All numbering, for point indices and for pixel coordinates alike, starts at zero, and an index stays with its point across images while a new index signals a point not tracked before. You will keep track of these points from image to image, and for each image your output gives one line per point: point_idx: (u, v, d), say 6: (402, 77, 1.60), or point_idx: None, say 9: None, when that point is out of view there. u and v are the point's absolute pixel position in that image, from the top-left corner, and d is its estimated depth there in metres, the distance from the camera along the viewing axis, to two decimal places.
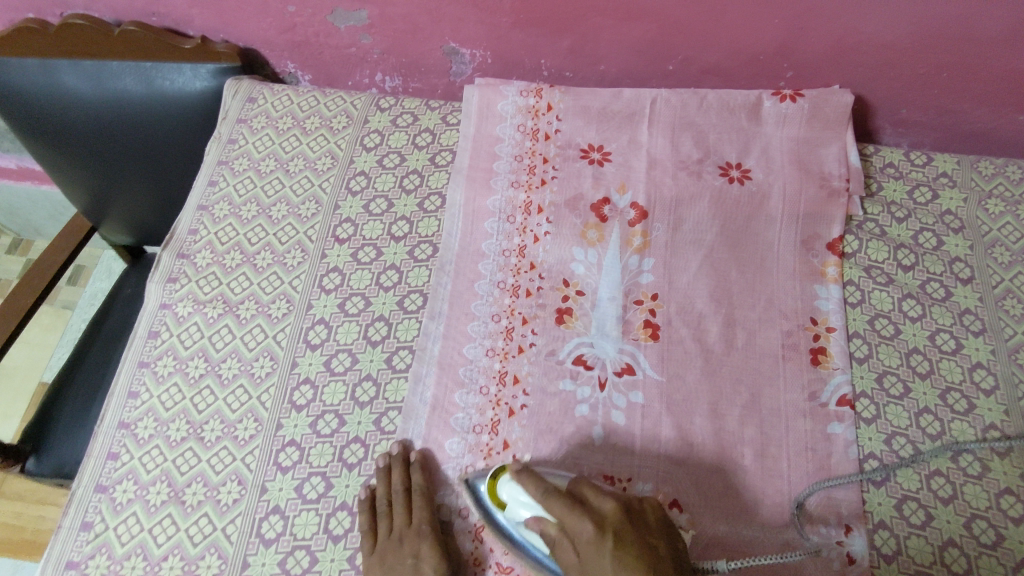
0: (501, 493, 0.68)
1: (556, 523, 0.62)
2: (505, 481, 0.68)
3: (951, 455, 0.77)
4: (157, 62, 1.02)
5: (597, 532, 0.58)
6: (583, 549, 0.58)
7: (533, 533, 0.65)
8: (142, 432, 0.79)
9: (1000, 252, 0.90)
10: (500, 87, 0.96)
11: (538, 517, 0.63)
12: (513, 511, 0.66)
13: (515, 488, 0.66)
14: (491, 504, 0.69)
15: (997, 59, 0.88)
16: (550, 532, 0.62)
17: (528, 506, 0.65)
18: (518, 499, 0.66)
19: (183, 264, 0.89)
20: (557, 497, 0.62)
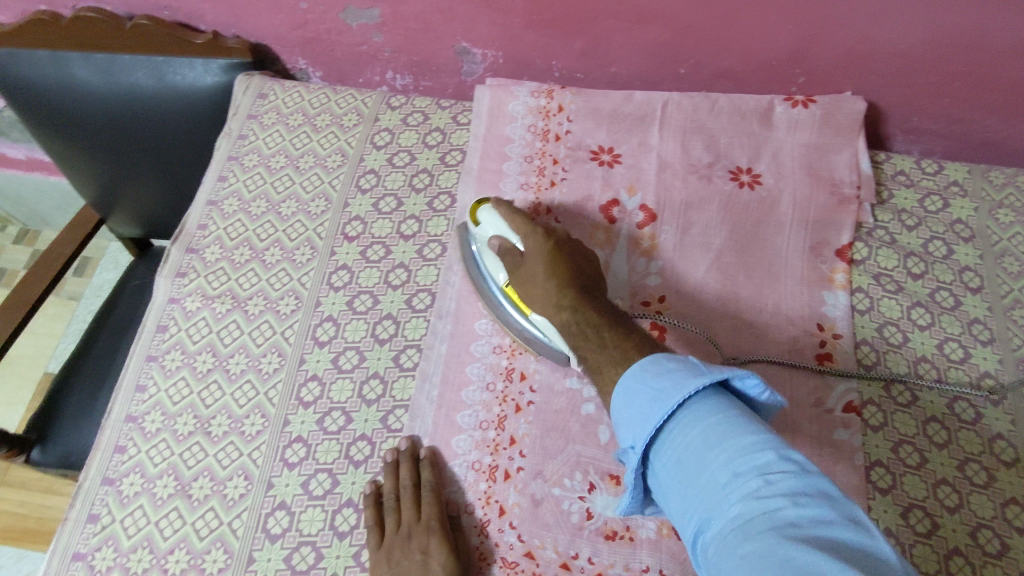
0: (479, 213, 0.82)
1: (517, 247, 0.78)
2: (485, 208, 0.81)
3: (958, 465, 0.77)
4: (169, 57, 1.02)
5: (542, 261, 0.74)
6: (533, 255, 0.75)
7: (494, 262, 0.80)
8: (149, 425, 0.79)
9: (1010, 261, 0.90)
10: (511, 88, 0.96)
11: (503, 244, 0.79)
12: (485, 230, 0.81)
13: (493, 215, 0.80)
14: (471, 224, 0.84)
15: (1010, 69, 0.88)
16: (508, 246, 0.78)
17: (500, 230, 0.79)
18: (491, 221, 0.80)
19: (192, 259, 0.89)
20: (523, 221, 0.78)
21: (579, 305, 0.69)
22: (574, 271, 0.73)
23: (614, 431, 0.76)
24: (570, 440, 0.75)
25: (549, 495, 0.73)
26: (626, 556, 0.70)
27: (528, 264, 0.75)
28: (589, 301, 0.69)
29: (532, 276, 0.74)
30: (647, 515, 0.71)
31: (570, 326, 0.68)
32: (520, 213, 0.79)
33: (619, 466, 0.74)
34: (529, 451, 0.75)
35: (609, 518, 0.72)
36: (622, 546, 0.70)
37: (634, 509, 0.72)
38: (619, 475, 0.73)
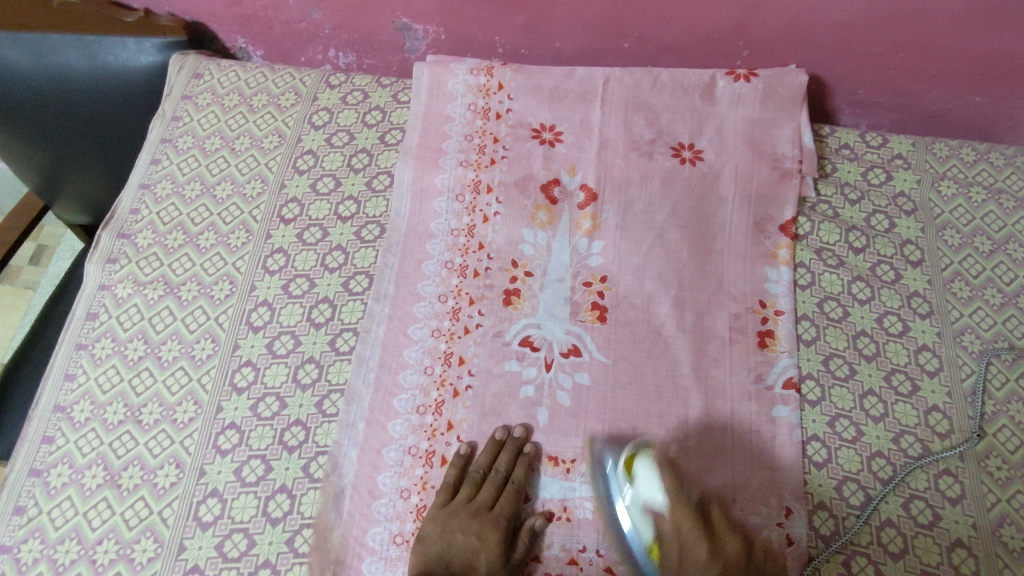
0: (635, 468, 0.70)
1: (666, 536, 0.65)
2: (643, 464, 0.69)
3: (893, 437, 0.78)
4: (100, 36, 0.98)
5: (702, 543, 0.62)
6: (691, 567, 0.61)
7: (641, 521, 0.68)
8: (78, 415, 0.77)
9: (950, 234, 0.90)
10: (450, 65, 0.94)
11: (657, 523, 0.66)
12: (640, 492, 0.68)
13: (654, 477, 0.68)
14: (619, 476, 0.72)
15: (951, 39, 0.88)
16: (666, 537, 0.65)
17: (656, 497, 0.67)
18: (649, 485, 0.68)
19: (123, 245, 0.87)
20: (694, 531, 0.63)
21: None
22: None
23: (552, 412, 0.77)
24: (507, 423, 0.77)
25: None
26: (563, 537, 0.72)
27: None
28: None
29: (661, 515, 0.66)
30: (585, 496, 0.73)
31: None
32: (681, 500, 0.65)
33: (558, 448, 0.76)
34: (466, 435, 0.76)
35: (547, 499, 0.74)
36: (559, 527, 0.72)
37: (572, 490, 0.74)
38: (557, 456, 0.75)
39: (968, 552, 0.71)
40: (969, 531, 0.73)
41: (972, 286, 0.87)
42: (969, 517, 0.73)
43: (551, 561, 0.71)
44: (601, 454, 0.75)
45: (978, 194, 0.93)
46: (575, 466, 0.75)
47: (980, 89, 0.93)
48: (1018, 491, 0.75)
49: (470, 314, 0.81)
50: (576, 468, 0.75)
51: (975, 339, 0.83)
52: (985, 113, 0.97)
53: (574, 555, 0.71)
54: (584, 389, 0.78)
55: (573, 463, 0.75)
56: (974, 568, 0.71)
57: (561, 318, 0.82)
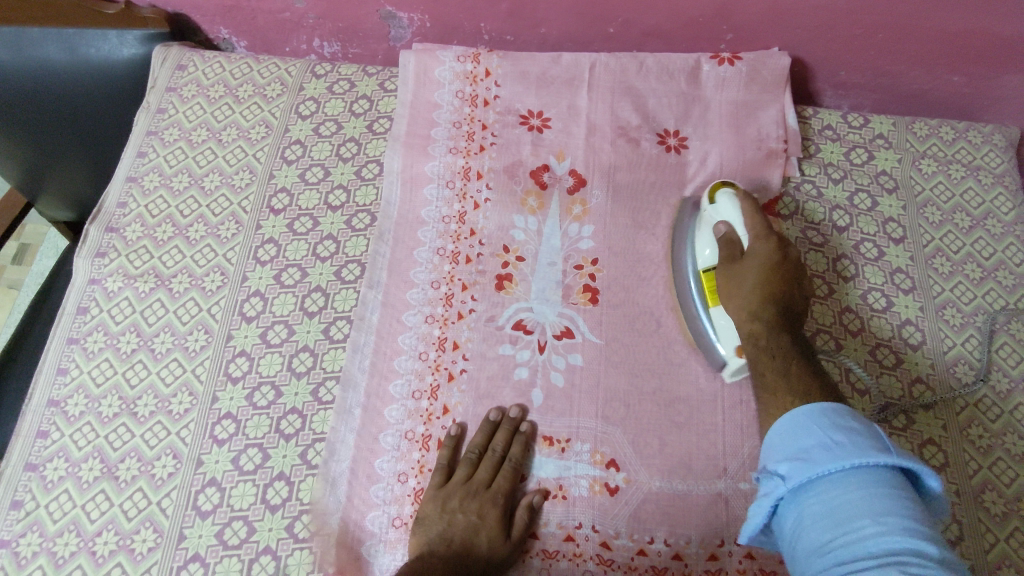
0: (717, 194, 0.81)
1: (740, 241, 0.77)
2: (726, 190, 0.81)
3: (879, 410, 0.80)
4: (81, 28, 0.97)
5: (754, 272, 0.74)
6: (753, 259, 0.75)
7: (709, 241, 0.80)
8: (72, 409, 0.77)
9: (931, 211, 0.92)
10: (436, 52, 0.94)
11: (725, 233, 0.78)
12: (717, 212, 0.81)
13: (731, 198, 0.79)
14: (704, 201, 0.84)
15: (930, 19, 0.89)
16: (731, 241, 0.77)
17: (732, 216, 0.78)
18: (727, 206, 0.79)
19: (111, 238, 0.87)
20: (761, 236, 0.75)
21: (765, 310, 0.72)
22: (789, 279, 0.74)
23: (547, 393, 0.78)
24: (502, 405, 0.78)
25: None
26: (559, 515, 0.73)
27: (744, 258, 0.76)
28: (786, 320, 0.72)
29: (738, 275, 0.75)
30: (580, 474, 0.75)
31: (748, 307, 0.73)
32: (757, 215, 0.77)
33: (553, 428, 0.77)
34: (462, 418, 0.77)
35: (543, 478, 0.75)
36: (555, 505, 0.74)
37: (567, 469, 0.75)
38: (553, 436, 0.76)
39: (951, 518, 0.74)
40: (952, 498, 0.75)
41: (952, 261, 0.89)
42: (952, 485, 0.76)
43: (548, 538, 0.73)
44: (596, 432, 0.77)
45: (957, 172, 0.95)
46: (570, 444, 0.76)
47: (958, 69, 0.95)
48: (999, 458, 0.77)
49: (463, 300, 0.82)
50: (571, 447, 0.76)
51: (956, 313, 0.86)
52: (964, 92, 0.99)
53: (570, 532, 0.72)
54: (578, 370, 0.79)
55: (567, 442, 0.76)
56: (957, 534, 0.73)
57: (553, 301, 0.83)
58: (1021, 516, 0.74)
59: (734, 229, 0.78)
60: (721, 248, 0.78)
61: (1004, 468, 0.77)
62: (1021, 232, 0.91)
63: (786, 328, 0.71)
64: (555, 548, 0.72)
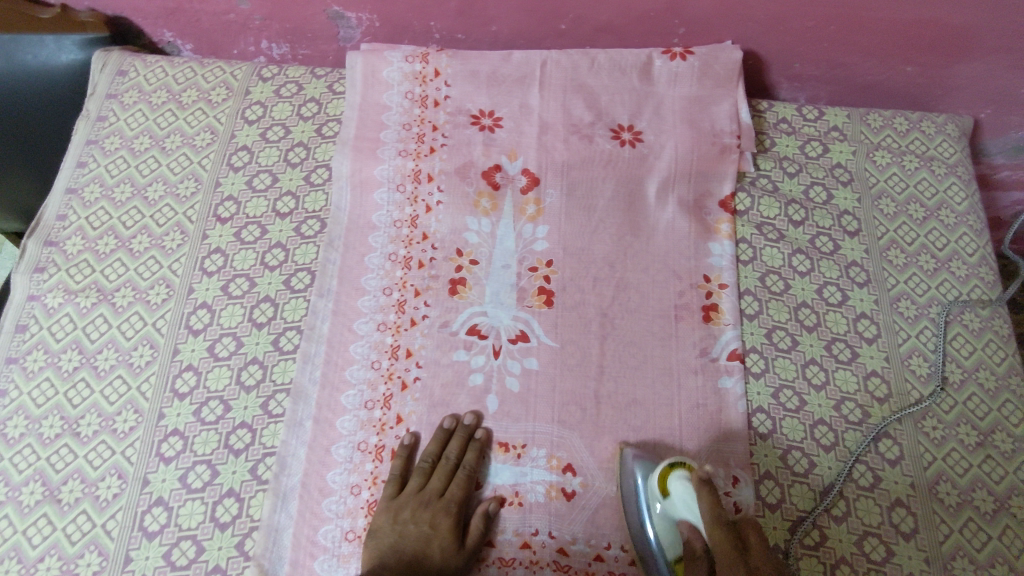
0: (669, 482, 0.70)
1: (705, 547, 0.68)
2: (678, 476, 0.69)
3: (834, 404, 0.80)
4: (16, 35, 0.92)
5: (728, 563, 0.62)
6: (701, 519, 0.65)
7: (667, 529, 0.69)
8: (12, 431, 0.75)
9: (885, 203, 0.92)
10: (384, 53, 0.92)
11: (690, 537, 0.69)
12: (673, 505, 0.69)
13: (687, 488, 0.68)
14: (650, 487, 0.71)
15: (881, 11, 0.89)
16: (698, 549, 0.68)
17: (694, 518, 0.68)
18: (686, 502, 0.68)
19: (51, 253, 0.84)
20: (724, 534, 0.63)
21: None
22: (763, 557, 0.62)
23: (502, 399, 0.77)
24: (456, 413, 0.76)
25: None
26: (515, 522, 0.72)
27: (714, 575, 0.64)
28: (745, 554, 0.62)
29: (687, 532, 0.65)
30: (536, 480, 0.74)
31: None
32: (721, 520, 0.64)
33: (508, 434, 0.76)
34: (416, 427, 0.76)
35: (498, 485, 0.74)
36: (511, 512, 0.73)
37: (523, 475, 0.74)
38: (508, 442, 0.76)
39: (906, 510, 0.74)
40: (906, 490, 0.75)
41: (906, 253, 0.89)
42: (906, 477, 0.76)
43: (504, 545, 0.72)
44: (551, 438, 0.76)
45: (911, 162, 0.95)
46: (526, 451, 0.75)
47: (910, 59, 0.95)
48: (953, 448, 0.78)
49: (416, 306, 0.81)
50: (527, 453, 0.75)
51: (911, 305, 0.86)
52: (917, 82, 0.99)
53: (526, 539, 0.72)
54: (533, 374, 0.79)
55: (523, 448, 0.76)
56: (912, 526, 0.74)
57: (508, 304, 0.82)
58: (974, 506, 0.75)
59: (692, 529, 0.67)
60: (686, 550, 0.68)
61: (958, 459, 0.77)
62: (974, 222, 0.91)
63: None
64: (511, 556, 0.71)
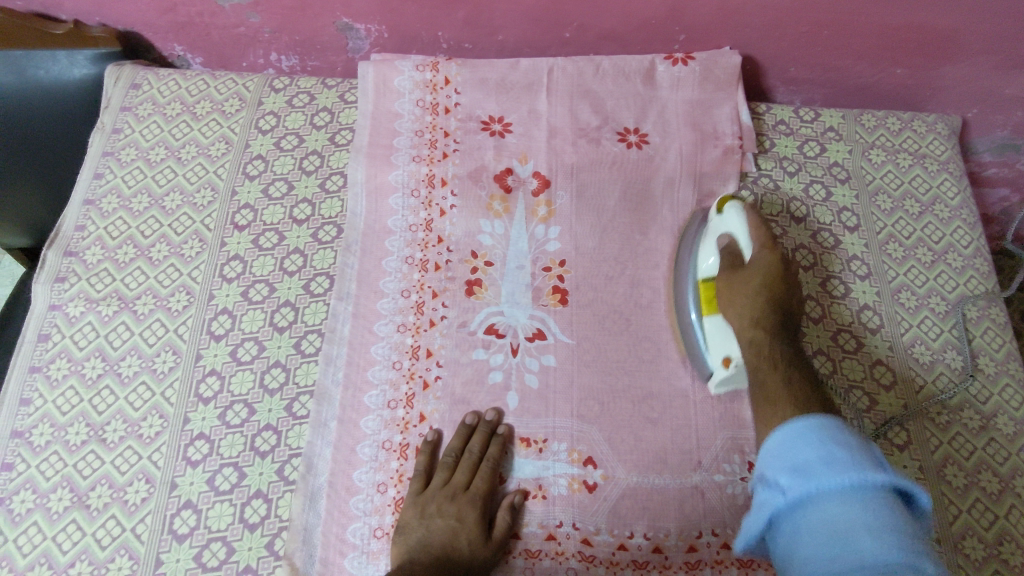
0: (725, 205, 0.82)
1: (741, 255, 0.79)
2: (733, 203, 0.81)
3: (843, 393, 0.83)
4: (29, 50, 0.94)
5: (756, 279, 0.76)
6: (754, 266, 0.77)
7: (712, 249, 0.82)
8: (37, 439, 0.76)
9: (882, 200, 0.96)
10: (395, 62, 0.94)
11: (728, 247, 0.80)
12: (721, 222, 0.82)
13: (737, 211, 0.80)
14: (711, 213, 0.85)
15: (871, 15, 0.92)
16: (735, 257, 0.79)
17: (735, 230, 0.80)
18: (733, 219, 0.80)
19: (71, 263, 0.85)
20: (765, 252, 0.77)
21: (763, 311, 0.74)
22: (784, 287, 0.76)
23: (523, 395, 0.79)
24: (477, 409, 0.78)
25: None
26: (539, 514, 0.74)
27: (746, 265, 0.77)
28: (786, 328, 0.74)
29: (737, 293, 0.76)
30: (558, 474, 0.75)
31: (744, 338, 0.74)
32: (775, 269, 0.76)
33: (530, 429, 0.78)
34: (439, 425, 0.77)
35: (521, 479, 0.76)
36: (536, 504, 0.74)
37: (545, 469, 0.76)
38: (530, 437, 0.77)
39: None
40: (916, 474, 0.78)
41: (905, 246, 0.92)
42: (915, 461, 0.79)
43: (530, 537, 0.73)
44: (572, 432, 0.77)
45: (904, 160, 0.99)
46: (547, 444, 0.77)
47: (900, 61, 0.99)
48: (957, 432, 0.80)
49: (434, 306, 0.82)
50: (548, 447, 0.77)
51: (911, 296, 0.89)
52: (907, 83, 1.03)
53: (551, 531, 0.73)
54: (551, 370, 0.80)
55: (545, 442, 0.77)
56: None
57: (524, 304, 0.84)
58: (981, 487, 0.77)
59: (736, 240, 0.79)
60: (723, 258, 0.80)
61: (963, 442, 0.80)
62: (967, 215, 0.95)
63: (783, 329, 0.73)
64: (537, 548, 0.73)
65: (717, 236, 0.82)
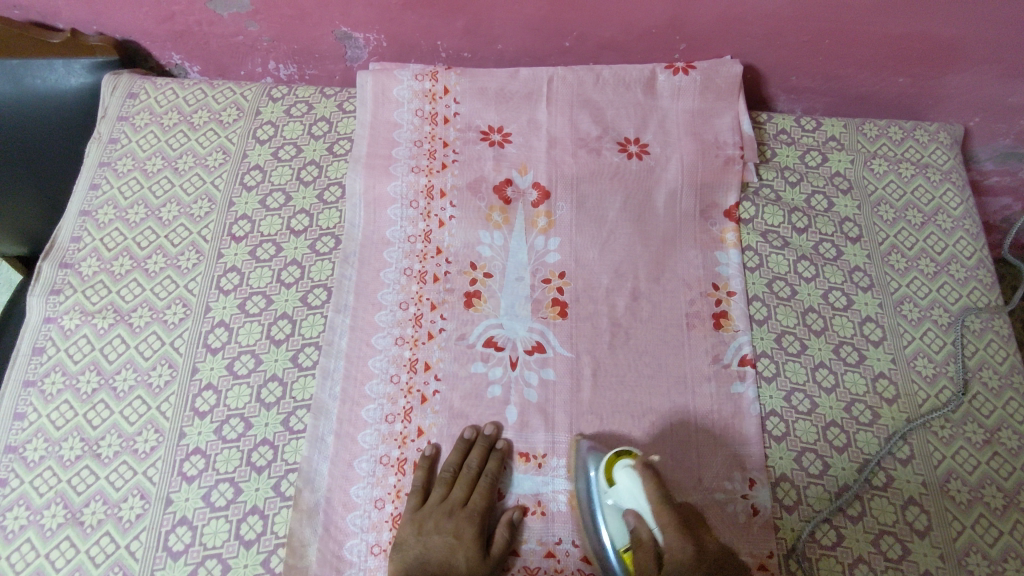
0: (615, 471, 0.72)
1: (653, 539, 0.68)
2: (623, 464, 0.71)
3: (845, 407, 0.82)
4: (25, 59, 0.94)
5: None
6: (671, 561, 0.66)
7: (618, 523, 0.71)
8: (31, 454, 0.75)
9: (884, 210, 0.95)
10: (394, 72, 0.94)
11: (636, 526, 0.69)
12: (621, 499, 0.71)
13: (635, 482, 0.70)
14: (597, 474, 0.73)
15: (873, 25, 0.92)
16: (644, 538, 0.68)
17: (638, 505, 0.70)
18: (632, 492, 0.70)
19: (66, 274, 0.84)
20: (677, 534, 0.67)
21: None
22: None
23: (521, 409, 0.78)
24: (476, 423, 0.77)
25: None
26: (538, 531, 0.73)
27: (662, 571, 0.67)
28: None
29: None
30: (557, 489, 0.75)
31: None
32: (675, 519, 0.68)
33: (529, 444, 0.77)
34: (437, 439, 0.77)
35: (520, 495, 0.75)
36: (534, 521, 0.74)
37: (544, 485, 0.75)
38: (529, 452, 0.77)
39: (919, 509, 0.76)
40: (919, 489, 0.77)
41: (907, 257, 0.92)
42: (918, 476, 0.78)
43: (528, 554, 0.72)
44: (571, 446, 0.77)
45: (907, 170, 0.98)
46: (546, 460, 0.76)
47: (903, 71, 0.98)
48: (961, 447, 0.79)
49: (433, 319, 0.82)
50: (548, 462, 0.76)
51: (914, 308, 0.88)
52: (909, 93, 1.02)
53: (550, 548, 0.72)
54: (550, 384, 0.80)
55: (544, 457, 0.77)
56: (926, 523, 0.75)
57: (523, 317, 0.83)
58: (985, 502, 0.76)
59: (642, 516, 0.69)
60: (633, 539, 0.69)
61: (966, 456, 0.79)
62: (970, 226, 0.94)
63: None
64: (536, 565, 0.72)
65: (619, 510, 0.71)
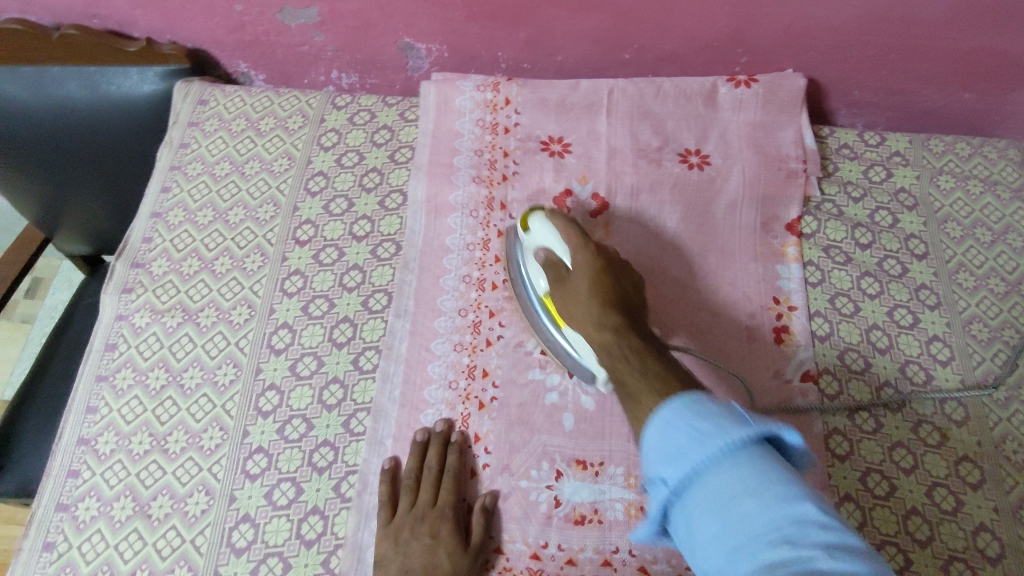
0: (529, 222, 0.77)
1: (563, 259, 0.73)
2: (536, 216, 0.77)
3: (912, 427, 0.79)
4: (102, 67, 0.99)
5: (585, 282, 0.70)
6: (576, 271, 0.71)
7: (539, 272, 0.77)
8: (102, 447, 0.77)
9: (952, 227, 0.93)
10: (457, 82, 0.95)
11: (548, 257, 0.75)
12: (535, 241, 0.77)
13: (545, 223, 0.75)
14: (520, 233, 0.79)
15: (941, 39, 0.90)
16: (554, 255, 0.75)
17: (549, 241, 0.75)
18: (541, 230, 0.76)
19: (138, 274, 0.87)
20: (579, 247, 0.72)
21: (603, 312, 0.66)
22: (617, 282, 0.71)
23: (578, 418, 0.77)
24: (534, 431, 0.76)
25: (517, 488, 0.74)
26: (595, 540, 0.71)
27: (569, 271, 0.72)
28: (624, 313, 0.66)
29: (573, 291, 0.70)
30: (615, 497, 0.72)
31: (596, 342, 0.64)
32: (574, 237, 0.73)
33: (585, 452, 0.75)
34: (494, 447, 0.76)
35: (577, 503, 0.73)
36: (591, 530, 0.71)
37: (602, 493, 0.73)
38: (585, 460, 0.74)
39: (992, 536, 0.73)
40: (991, 515, 0.74)
41: (976, 275, 0.89)
42: (990, 501, 0.75)
43: (585, 564, 0.70)
44: (628, 455, 0.74)
45: (975, 187, 0.95)
46: (603, 468, 0.74)
47: (970, 86, 0.96)
48: None
49: (491, 326, 0.82)
50: (605, 470, 0.74)
51: (983, 328, 0.85)
52: (976, 108, 1.00)
53: (571, 555, 0.70)
54: None
55: (601, 465, 0.74)
56: (998, 551, 0.72)
57: None
58: None
59: (552, 249, 0.75)
60: (548, 273, 0.75)
61: None
62: None
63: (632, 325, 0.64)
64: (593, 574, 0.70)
65: (536, 251, 0.77)
